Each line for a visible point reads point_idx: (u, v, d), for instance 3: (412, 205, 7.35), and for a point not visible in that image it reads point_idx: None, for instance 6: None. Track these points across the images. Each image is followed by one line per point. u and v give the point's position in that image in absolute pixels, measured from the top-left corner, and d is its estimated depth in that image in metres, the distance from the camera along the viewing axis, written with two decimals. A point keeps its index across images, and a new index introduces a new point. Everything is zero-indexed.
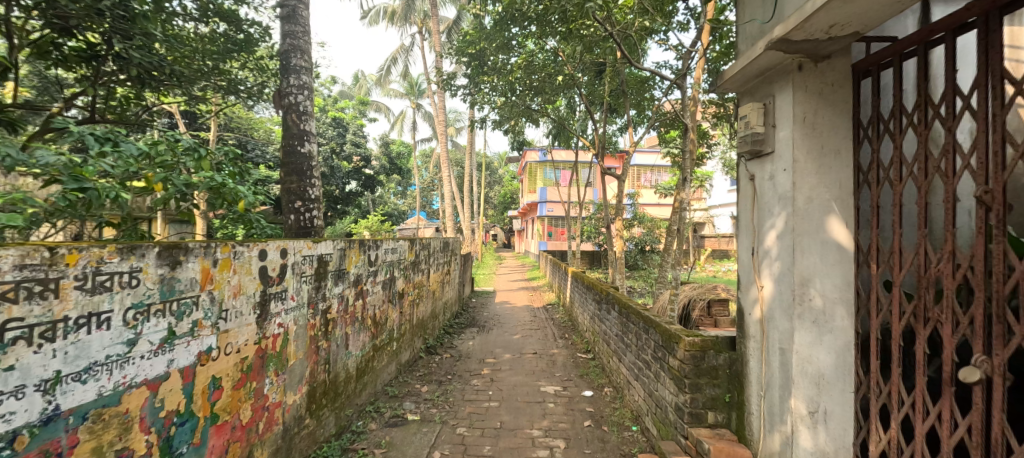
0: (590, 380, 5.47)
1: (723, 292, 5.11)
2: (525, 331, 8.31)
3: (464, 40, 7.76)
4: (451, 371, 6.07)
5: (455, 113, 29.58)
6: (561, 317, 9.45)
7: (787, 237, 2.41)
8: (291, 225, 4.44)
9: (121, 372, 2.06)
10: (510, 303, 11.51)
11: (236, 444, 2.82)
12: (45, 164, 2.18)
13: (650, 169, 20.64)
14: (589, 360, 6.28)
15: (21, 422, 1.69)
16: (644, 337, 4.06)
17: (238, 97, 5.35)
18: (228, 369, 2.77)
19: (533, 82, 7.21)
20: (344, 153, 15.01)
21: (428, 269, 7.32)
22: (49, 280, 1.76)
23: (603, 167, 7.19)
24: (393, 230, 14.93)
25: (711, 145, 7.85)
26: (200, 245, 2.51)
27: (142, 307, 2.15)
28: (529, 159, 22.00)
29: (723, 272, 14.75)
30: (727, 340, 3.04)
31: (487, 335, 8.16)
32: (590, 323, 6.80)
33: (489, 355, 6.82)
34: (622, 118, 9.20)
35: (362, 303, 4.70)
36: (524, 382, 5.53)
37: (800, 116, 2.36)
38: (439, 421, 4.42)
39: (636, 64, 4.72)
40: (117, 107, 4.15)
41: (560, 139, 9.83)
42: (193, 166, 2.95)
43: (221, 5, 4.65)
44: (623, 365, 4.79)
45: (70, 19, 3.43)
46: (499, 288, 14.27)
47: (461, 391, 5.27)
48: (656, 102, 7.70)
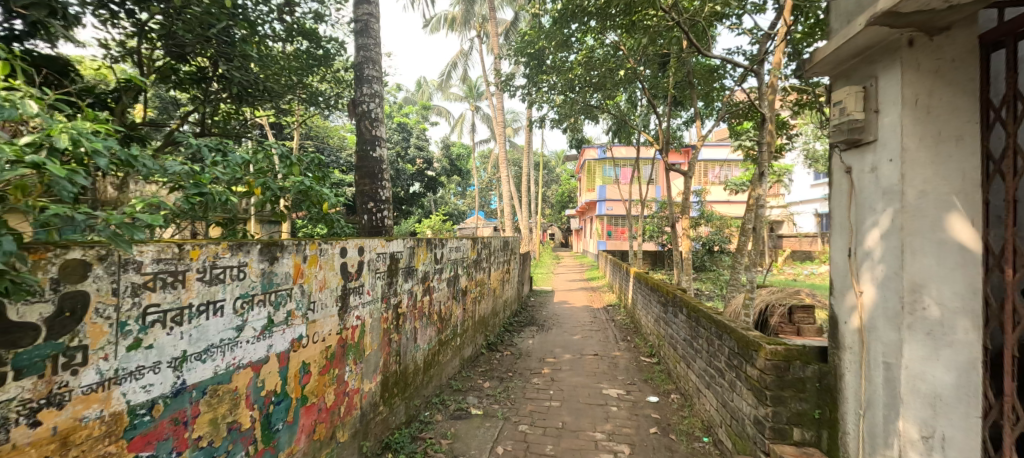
0: (655, 386, 5.42)
1: (809, 298, 4.76)
2: (585, 332, 8.33)
3: (523, 40, 7.90)
4: (512, 368, 6.24)
5: (513, 113, 29.87)
6: (622, 318, 9.35)
7: (894, 236, 2.27)
8: (364, 225, 4.77)
9: (231, 354, 2.35)
10: (570, 303, 11.56)
11: (322, 424, 3.12)
12: (173, 173, 2.55)
13: (720, 164, 19.75)
14: (654, 364, 6.20)
15: (158, 393, 1.98)
16: (717, 344, 4.00)
17: (317, 107, 5.80)
18: (316, 356, 3.06)
19: (592, 78, 7.12)
20: (407, 155, 15.73)
21: (489, 268, 7.55)
22: (179, 271, 2.02)
23: (668, 162, 6.98)
24: (453, 229, 15.36)
25: (791, 137, 7.41)
26: (293, 243, 2.80)
27: (248, 297, 2.46)
28: (587, 157, 21.87)
29: (806, 276, 13.83)
30: (818, 350, 2.89)
31: (547, 334, 8.27)
32: (654, 325, 6.70)
33: (549, 354, 6.93)
34: (687, 111, 8.94)
35: (429, 299, 4.96)
36: (586, 383, 5.57)
37: (910, 99, 2.24)
38: (502, 418, 4.57)
39: (704, 52, 4.51)
40: (220, 122, 4.69)
41: (621, 134, 9.72)
42: (285, 172, 3.33)
43: (304, 25, 5.11)
44: (692, 371, 4.71)
45: (186, 47, 3.96)
46: (558, 288, 14.30)
47: (524, 389, 5.40)
48: (726, 92, 7.37)
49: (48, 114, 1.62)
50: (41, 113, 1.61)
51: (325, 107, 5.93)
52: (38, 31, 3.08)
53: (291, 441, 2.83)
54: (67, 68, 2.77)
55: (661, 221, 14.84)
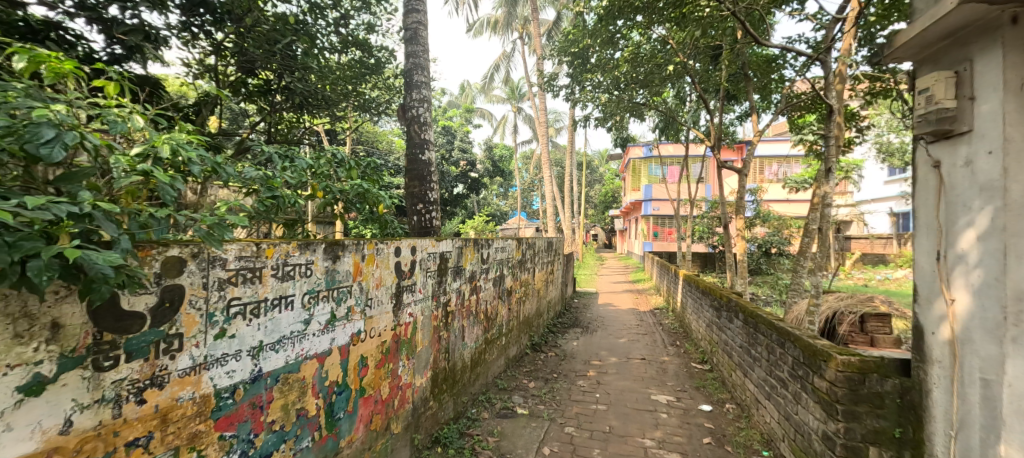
0: (708, 394, 5.29)
1: (881, 303, 4.46)
2: (632, 335, 8.25)
3: (567, 39, 7.92)
4: (557, 369, 6.28)
5: (555, 113, 29.85)
6: (670, 322, 9.19)
7: (994, 238, 2.09)
8: (414, 225, 4.95)
9: (299, 346, 2.54)
10: (614, 305, 11.45)
11: (378, 415, 3.29)
12: (250, 178, 2.81)
13: (778, 161, 18.89)
14: (707, 372, 6.03)
15: (239, 379, 2.14)
16: (778, 351, 3.85)
17: (367, 113, 6.05)
18: (372, 350, 3.23)
19: (639, 75, 7.01)
20: (451, 158, 16.07)
21: (533, 268, 7.62)
22: (256, 268, 2.18)
23: (719, 159, 6.79)
24: (496, 230, 15.45)
25: (861, 129, 6.99)
26: (353, 243, 2.98)
27: (314, 292, 2.64)
28: (633, 156, 21.54)
29: (878, 281, 12.99)
30: (896, 364, 2.68)
31: (592, 336, 8.25)
32: (706, 331, 6.54)
33: (594, 357, 6.92)
34: (741, 105, 8.65)
35: (476, 299, 5.08)
36: (633, 388, 5.54)
37: (1014, 84, 2.06)
38: (548, 419, 4.63)
39: (764, 42, 4.37)
40: (283, 130, 5.03)
41: (669, 131, 9.54)
42: (345, 175, 3.56)
43: (357, 36, 5.41)
44: (749, 380, 4.56)
45: (256, 62, 4.39)
46: (602, 290, 14.17)
47: (569, 391, 5.44)
48: (786, 84, 7.02)
49: (150, 128, 1.80)
50: (146, 127, 1.79)
51: (375, 112, 6.17)
52: (134, 55, 3.47)
53: (351, 429, 3.01)
54: (158, 85, 3.08)
55: (711, 222, 14.37)
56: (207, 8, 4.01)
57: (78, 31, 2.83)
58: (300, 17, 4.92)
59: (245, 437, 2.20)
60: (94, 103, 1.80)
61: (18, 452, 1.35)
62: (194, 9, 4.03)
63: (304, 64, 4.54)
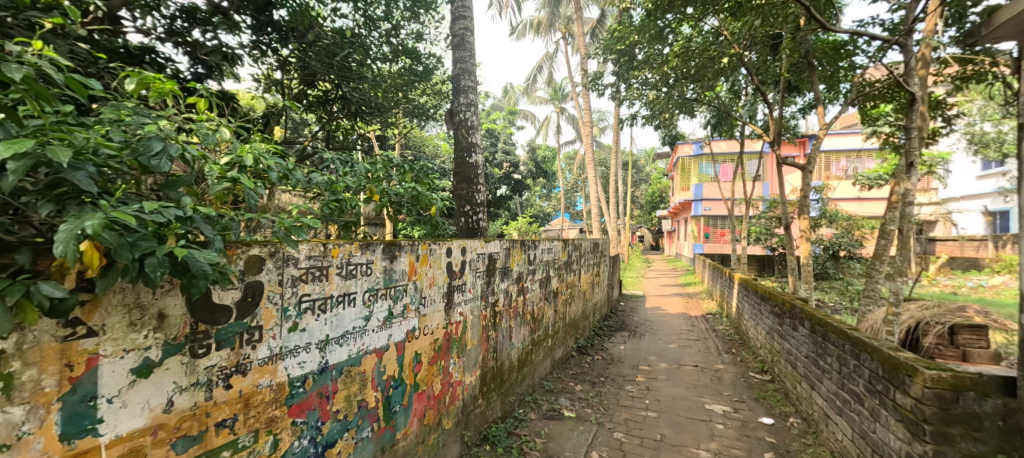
0: (768, 406, 5.07)
1: (973, 313, 4.13)
2: (683, 341, 8.06)
3: (612, 36, 7.87)
4: (605, 373, 6.26)
5: (599, 113, 29.60)
6: (724, 328, 8.89)
7: None
8: (462, 227, 5.08)
9: (360, 341, 2.69)
10: (664, 309, 11.20)
11: (431, 410, 3.42)
12: (316, 183, 3.03)
13: (847, 155, 17.83)
14: (767, 382, 5.74)
15: (309, 369, 2.31)
16: (853, 364, 3.55)
17: (416, 120, 6.28)
18: (425, 347, 3.36)
19: (690, 69, 6.81)
20: (495, 160, 16.25)
21: (580, 270, 7.61)
22: (323, 266, 2.34)
23: (778, 156, 6.50)
24: (539, 232, 15.41)
25: (947, 118, 6.48)
26: (408, 244, 3.12)
27: (374, 290, 2.79)
28: (682, 154, 20.96)
29: (968, 288, 11.86)
30: (999, 382, 2.45)
31: (640, 340, 8.15)
32: (766, 338, 6.27)
33: (643, 362, 6.83)
34: (803, 97, 8.23)
35: (523, 299, 5.14)
36: (685, 395, 5.43)
37: None
38: (596, 423, 4.64)
39: (831, 28, 4.18)
40: (339, 137, 5.31)
41: (721, 128, 9.24)
42: (400, 178, 3.73)
43: (407, 46, 5.66)
44: (817, 394, 4.28)
45: (316, 74, 4.73)
46: (650, 293, 13.88)
47: (618, 396, 5.42)
48: (857, 71, 6.59)
49: (234, 139, 1.98)
50: (230, 138, 1.98)
51: (423, 118, 6.38)
52: (214, 72, 3.98)
53: (406, 422, 3.15)
54: (233, 98, 3.34)
55: (770, 222, 13.71)
56: (275, 27, 4.51)
57: (166, 55, 3.17)
58: (355, 30, 5.24)
59: (314, 424, 2.37)
60: (187, 118, 2.02)
61: (131, 427, 1.48)
62: (264, 28, 4.52)
63: (360, 74, 4.85)
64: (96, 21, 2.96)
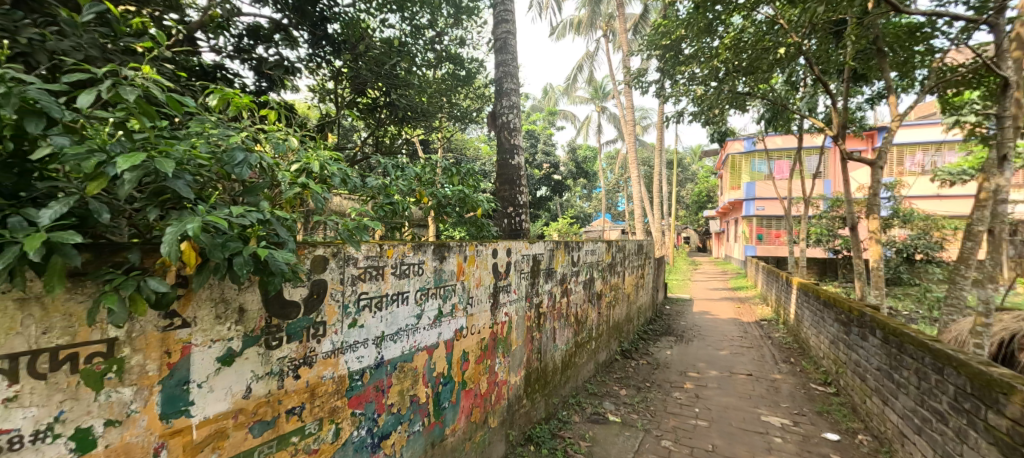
0: (832, 420, 4.82)
1: None
2: (736, 348, 7.79)
3: (656, 31, 7.73)
4: (650, 378, 6.18)
5: (642, 111, 29.07)
6: (780, 335, 8.51)
7: None
8: (505, 228, 5.16)
9: (412, 338, 2.81)
10: (714, 314, 10.86)
11: (477, 408, 3.52)
12: (370, 187, 3.21)
13: (924, 148, 16.38)
14: (831, 395, 5.44)
15: (367, 363, 2.44)
16: (933, 378, 3.36)
17: (459, 124, 6.44)
18: (472, 346, 3.46)
19: (741, 62, 6.49)
20: (535, 161, 16.33)
21: (624, 272, 7.54)
22: (379, 266, 2.47)
23: (842, 150, 6.18)
24: (580, 234, 15.28)
25: None
26: (457, 245, 3.22)
27: (425, 289, 2.91)
28: (731, 150, 20.19)
29: None
30: None
31: (687, 345, 7.97)
32: (830, 348, 5.96)
33: (691, 368, 6.69)
34: (873, 86, 7.72)
35: (567, 301, 5.16)
36: (738, 405, 5.26)
37: None
38: (643, 429, 4.60)
39: (908, 10, 3.95)
40: (386, 142, 5.56)
41: (776, 123, 8.85)
42: (448, 182, 3.86)
43: (451, 51, 5.85)
44: (891, 410, 4.04)
45: (366, 82, 4.97)
46: (698, 297, 13.51)
47: (665, 402, 5.34)
48: (937, 55, 6.12)
49: (300, 148, 2.14)
50: (297, 147, 2.13)
51: (466, 122, 6.53)
52: (275, 86, 4.33)
53: (454, 419, 3.26)
54: (293, 107, 3.58)
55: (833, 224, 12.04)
56: (329, 40, 4.80)
57: (233, 70, 3.53)
58: (402, 39, 5.45)
59: (371, 416, 2.50)
60: (260, 128, 2.20)
61: (216, 410, 1.63)
62: (320, 42, 4.83)
63: (406, 81, 5.05)
64: (177, 42, 3.30)
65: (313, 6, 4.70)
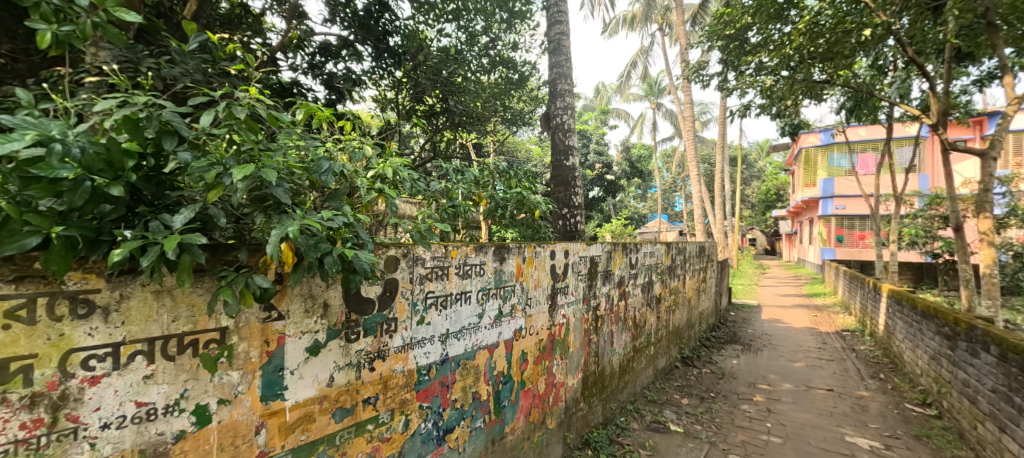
0: (933, 446, 4.45)
1: None
2: (812, 361, 7.36)
3: (718, 21, 7.43)
4: (714, 389, 5.99)
5: (703, 105, 28.06)
6: (865, 348, 7.91)
7: None
8: (560, 229, 5.20)
9: (474, 336, 2.92)
10: (786, 323, 10.27)
11: (536, 408, 3.58)
12: (433, 190, 3.37)
13: None
14: (931, 418, 5.00)
15: (433, 359, 2.57)
16: None
17: (513, 126, 6.57)
18: (531, 347, 3.53)
19: (818, 48, 5.74)
20: (588, 161, 16.18)
21: (684, 275, 7.34)
22: (444, 266, 2.60)
23: (947, 140, 5.62)
24: (634, 235, 14.93)
25: None
26: (516, 246, 3.30)
27: (486, 289, 3.01)
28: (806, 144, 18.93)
29: None
30: None
31: (755, 356, 7.62)
32: (931, 365, 5.48)
33: (761, 380, 6.40)
34: (981, 66, 6.98)
35: (625, 304, 5.12)
36: (817, 423, 4.97)
37: None
38: (708, 441, 4.49)
39: None
40: (442, 146, 5.79)
41: (856, 114, 8.23)
42: (506, 185, 3.95)
43: (504, 56, 6.02)
44: (1011, 440, 3.68)
45: (424, 89, 5.23)
46: (767, 303, 12.82)
47: (731, 415, 5.16)
48: None
49: (373, 156, 2.30)
50: (370, 154, 2.29)
51: (519, 124, 6.68)
52: (342, 97, 4.70)
53: (513, 418, 3.34)
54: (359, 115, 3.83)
55: (930, 222, 10.94)
56: (391, 52, 5.13)
57: (306, 85, 3.86)
58: (458, 47, 5.66)
59: (436, 410, 2.63)
60: (336, 138, 2.39)
61: (305, 396, 1.81)
62: (383, 55, 5.17)
63: (461, 87, 5.26)
64: (262, 62, 3.70)
65: (376, 21, 5.10)
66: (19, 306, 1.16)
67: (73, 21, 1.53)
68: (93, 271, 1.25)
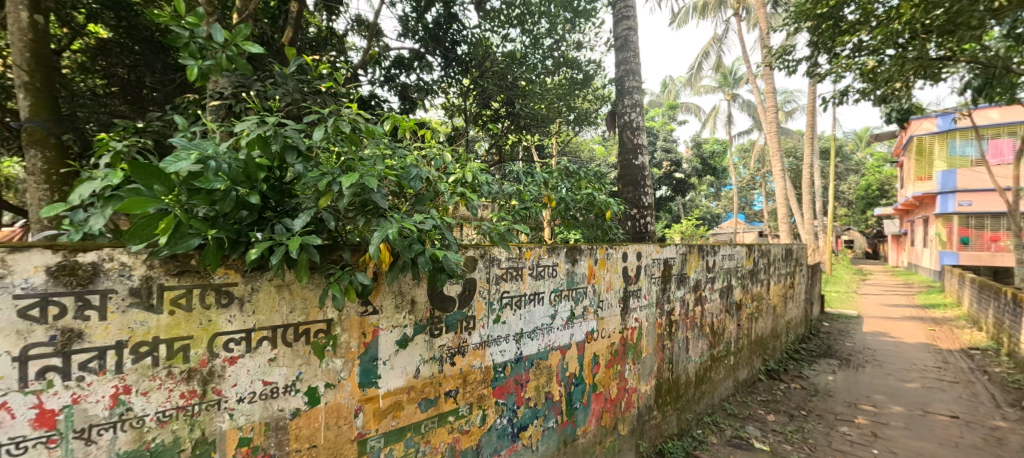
0: None
1: None
2: (928, 382, 6.65)
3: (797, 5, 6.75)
4: (805, 407, 5.62)
5: (789, 93, 26.30)
6: (998, 371, 7.00)
7: None
8: (629, 230, 5.16)
9: (547, 337, 2.99)
10: (894, 337, 9.35)
11: (608, 412, 3.59)
12: (504, 193, 3.48)
13: None
14: None
15: (508, 357, 2.68)
16: None
17: (578, 126, 6.61)
18: (603, 349, 3.54)
19: (936, 20, 5.21)
20: (655, 160, 15.82)
21: (768, 280, 6.95)
22: (519, 266, 2.70)
23: None
24: (707, 236, 14.34)
25: None
26: (587, 248, 3.33)
27: (559, 290, 3.08)
28: (918, 132, 17.04)
29: None
30: None
31: (857, 374, 7.02)
32: None
33: (865, 400, 5.90)
34: None
35: (701, 310, 4.96)
36: (938, 454, 4.49)
37: None
38: None
39: None
40: (507, 149, 5.98)
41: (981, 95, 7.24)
42: (576, 187, 3.99)
43: (567, 56, 6.06)
44: None
45: (490, 95, 5.45)
46: (870, 314, 11.72)
47: (828, 437, 4.82)
48: None
49: (452, 161, 2.44)
50: (449, 160, 2.44)
51: (584, 124, 6.71)
52: (412, 106, 5.07)
53: (585, 420, 3.37)
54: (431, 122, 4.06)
55: None
56: (458, 62, 5.45)
57: (382, 99, 4.20)
58: (522, 51, 5.81)
59: (511, 407, 2.73)
60: (417, 145, 2.56)
61: (395, 385, 1.97)
62: (452, 64, 5.49)
63: (523, 89, 5.41)
64: (344, 77, 4.05)
65: (445, 32, 5.44)
66: (180, 294, 1.37)
67: (213, 56, 1.79)
68: (233, 267, 1.46)
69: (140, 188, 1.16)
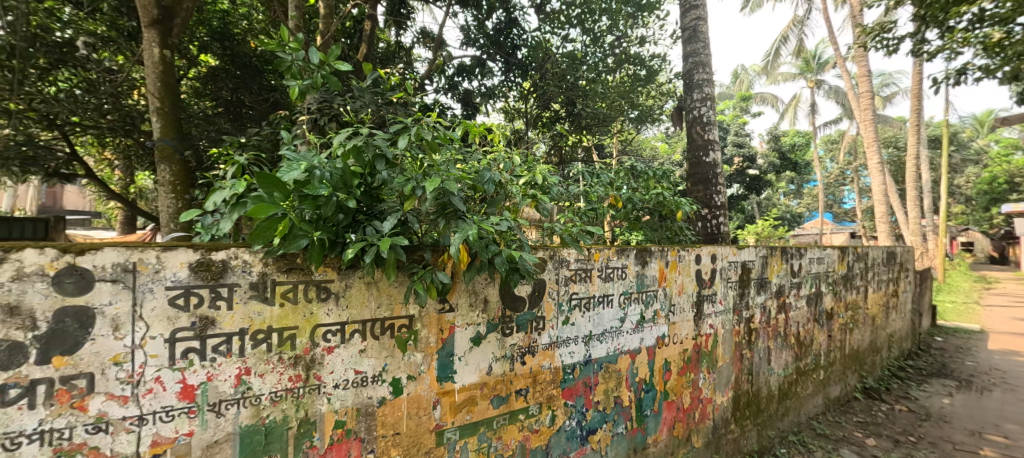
0: None
1: None
2: None
3: None
4: (915, 432, 5.11)
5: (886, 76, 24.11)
6: None
7: None
8: (700, 231, 5.00)
9: (616, 340, 2.99)
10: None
11: (680, 422, 3.50)
12: (569, 194, 3.52)
13: None
14: None
15: (577, 358, 2.70)
16: None
17: (640, 124, 6.53)
18: (675, 356, 3.46)
19: None
20: (727, 157, 15.14)
21: (865, 287, 6.41)
22: (588, 267, 2.72)
23: None
24: (786, 238, 13.51)
25: None
26: (658, 251, 3.28)
27: (628, 293, 3.06)
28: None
29: None
30: None
31: (976, 398, 6.27)
32: None
33: (993, 430, 5.26)
34: None
35: (785, 318, 4.69)
36: None
37: None
38: None
39: None
40: (569, 151, 6.03)
41: None
42: (644, 186, 3.95)
43: (628, 52, 5.99)
44: None
45: (550, 98, 5.56)
46: (994, 330, 10.40)
47: None
48: None
49: (522, 164, 2.52)
50: (519, 164, 2.52)
51: (646, 121, 6.62)
52: (473, 110, 5.29)
53: (657, 429, 3.31)
54: None
55: None
56: (520, 66, 5.61)
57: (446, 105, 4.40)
58: (583, 51, 5.85)
59: (580, 409, 2.75)
60: (487, 149, 2.67)
61: (470, 380, 2.07)
62: (513, 69, 5.66)
63: (584, 90, 5.46)
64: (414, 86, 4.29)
65: (507, 37, 5.62)
66: (288, 288, 1.55)
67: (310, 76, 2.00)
68: (331, 265, 1.63)
69: (262, 194, 1.32)
